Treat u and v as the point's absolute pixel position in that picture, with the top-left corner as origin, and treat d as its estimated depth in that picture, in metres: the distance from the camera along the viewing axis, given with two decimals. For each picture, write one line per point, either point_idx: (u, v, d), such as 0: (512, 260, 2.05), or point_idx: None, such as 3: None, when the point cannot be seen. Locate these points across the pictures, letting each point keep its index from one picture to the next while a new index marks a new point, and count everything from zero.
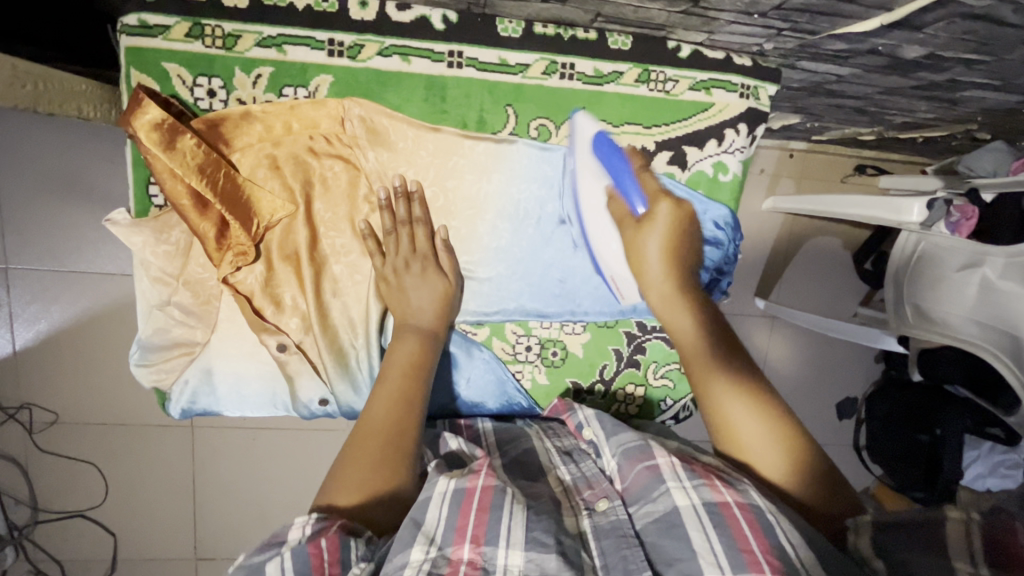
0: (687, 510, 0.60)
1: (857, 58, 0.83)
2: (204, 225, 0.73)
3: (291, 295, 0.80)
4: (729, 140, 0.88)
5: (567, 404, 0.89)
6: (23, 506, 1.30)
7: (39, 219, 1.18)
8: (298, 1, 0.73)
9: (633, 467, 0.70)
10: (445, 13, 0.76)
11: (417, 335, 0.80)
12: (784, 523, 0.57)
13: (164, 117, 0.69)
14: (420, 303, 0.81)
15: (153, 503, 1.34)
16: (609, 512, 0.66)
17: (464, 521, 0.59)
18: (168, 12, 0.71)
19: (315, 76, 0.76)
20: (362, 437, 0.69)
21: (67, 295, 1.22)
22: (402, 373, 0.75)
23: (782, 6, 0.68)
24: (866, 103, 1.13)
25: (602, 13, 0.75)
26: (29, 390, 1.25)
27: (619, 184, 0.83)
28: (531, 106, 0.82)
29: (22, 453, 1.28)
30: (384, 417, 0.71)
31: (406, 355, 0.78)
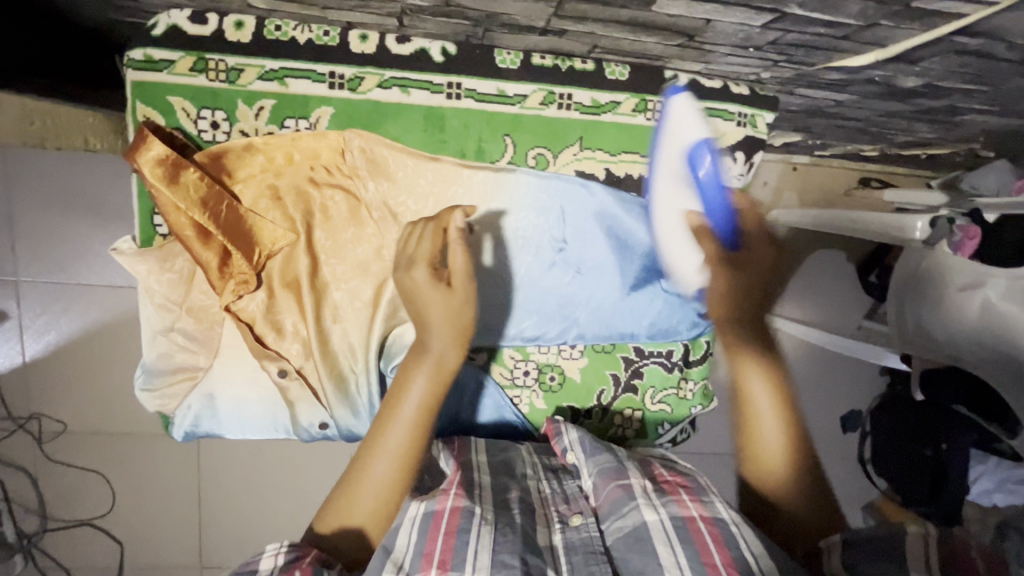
0: (656, 526, 0.62)
1: (853, 86, 0.83)
2: (205, 254, 0.75)
3: (292, 323, 0.82)
4: (727, 167, 0.88)
5: (553, 426, 0.86)
6: (31, 514, 1.32)
7: (53, 233, 1.21)
8: (300, 35, 0.75)
9: (606, 484, 0.71)
10: (444, 45, 0.78)
11: (426, 367, 0.74)
12: (744, 531, 0.61)
13: (167, 152, 0.71)
14: (433, 324, 0.75)
15: (158, 512, 1.36)
16: (581, 529, 0.66)
17: (432, 545, 0.60)
18: (173, 47, 0.73)
19: (316, 107, 0.77)
20: (357, 488, 0.68)
21: (78, 307, 1.25)
22: (413, 421, 0.72)
23: (776, 41, 0.68)
24: (867, 124, 1.13)
25: (598, 45, 0.76)
26: (38, 399, 1.28)
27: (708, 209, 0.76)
28: (529, 136, 0.83)
29: (32, 461, 1.31)
30: (384, 473, 0.69)
31: (419, 398, 0.73)
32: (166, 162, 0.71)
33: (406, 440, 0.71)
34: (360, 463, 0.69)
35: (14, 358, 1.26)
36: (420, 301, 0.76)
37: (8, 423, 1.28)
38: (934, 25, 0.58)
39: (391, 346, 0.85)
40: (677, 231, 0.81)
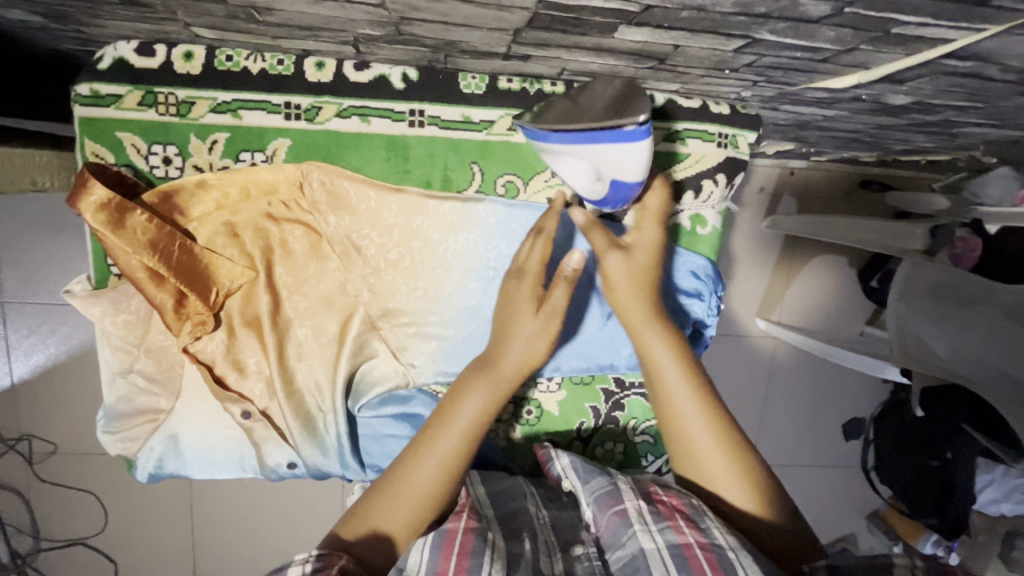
0: (653, 555, 0.60)
1: (840, 104, 0.79)
2: (157, 296, 0.71)
3: (254, 362, 0.79)
4: (707, 191, 0.84)
5: (543, 452, 0.84)
6: (25, 534, 1.34)
7: (37, 256, 1.22)
8: (252, 66, 0.72)
9: (604, 512, 0.68)
10: (405, 70, 0.74)
11: (487, 381, 0.69)
12: (743, 556, 0.57)
13: (110, 195, 0.67)
14: (516, 335, 0.70)
15: (145, 535, 1.36)
16: (583, 558, 0.65)
17: (446, 565, 0.59)
18: (119, 81, 0.70)
19: (273, 140, 0.74)
20: (395, 493, 0.63)
21: (62, 330, 1.26)
22: (467, 433, 0.66)
23: (753, 64, 0.64)
24: (862, 134, 1.08)
25: (567, 68, 0.72)
26: (28, 420, 1.29)
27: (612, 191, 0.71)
28: (496, 163, 0.79)
29: (23, 481, 1.32)
30: (428, 485, 0.63)
31: (473, 410, 0.67)
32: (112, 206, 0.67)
33: (454, 454, 0.65)
34: (409, 463, 0.64)
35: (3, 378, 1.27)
36: (509, 315, 0.72)
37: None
38: (917, 49, 0.54)
39: (359, 382, 0.83)
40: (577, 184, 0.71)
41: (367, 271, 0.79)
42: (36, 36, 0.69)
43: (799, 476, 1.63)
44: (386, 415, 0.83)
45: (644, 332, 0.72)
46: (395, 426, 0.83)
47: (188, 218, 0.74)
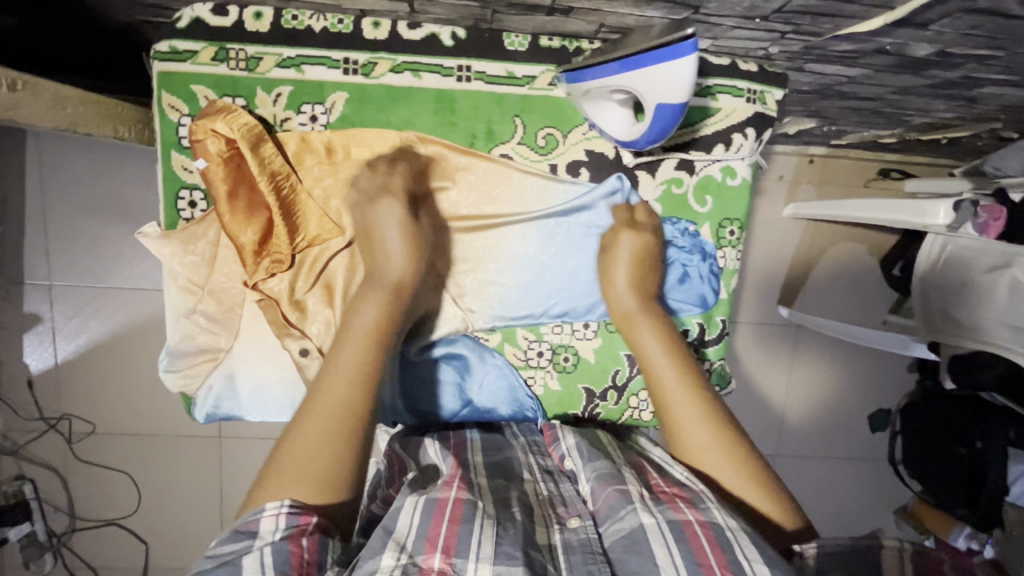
0: (652, 529, 0.60)
1: (865, 58, 0.83)
2: (249, 234, 0.78)
3: (317, 307, 0.83)
4: (737, 144, 0.87)
5: (552, 429, 0.85)
6: (62, 514, 1.43)
7: (89, 241, 1.33)
8: (315, 24, 0.78)
9: (604, 488, 0.68)
10: (453, 30, 0.80)
11: (380, 293, 0.73)
12: (742, 540, 0.58)
13: (251, 126, 0.76)
14: (393, 252, 0.75)
15: (176, 512, 1.45)
16: (579, 530, 0.64)
17: (435, 531, 0.58)
18: (195, 39, 0.77)
19: (331, 93, 0.80)
20: (304, 436, 0.63)
21: (105, 310, 1.36)
22: (362, 343, 0.69)
23: (782, 9, 0.69)
24: (883, 105, 1.12)
25: (605, 24, 0.77)
26: (67, 401, 1.39)
27: (651, 129, 0.74)
28: (537, 116, 0.84)
29: (62, 460, 1.41)
30: (342, 397, 0.66)
31: (367, 322, 0.71)
32: (229, 141, 0.76)
33: (357, 362, 0.68)
34: (312, 401, 0.65)
35: (47, 360, 1.37)
36: (380, 239, 0.76)
37: (40, 423, 1.39)
38: None
39: (420, 330, 0.86)
40: (624, 127, 0.77)
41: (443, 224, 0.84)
42: (113, 12, 0.77)
43: (822, 467, 1.61)
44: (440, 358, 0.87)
45: (629, 322, 0.82)
46: (446, 370, 0.88)
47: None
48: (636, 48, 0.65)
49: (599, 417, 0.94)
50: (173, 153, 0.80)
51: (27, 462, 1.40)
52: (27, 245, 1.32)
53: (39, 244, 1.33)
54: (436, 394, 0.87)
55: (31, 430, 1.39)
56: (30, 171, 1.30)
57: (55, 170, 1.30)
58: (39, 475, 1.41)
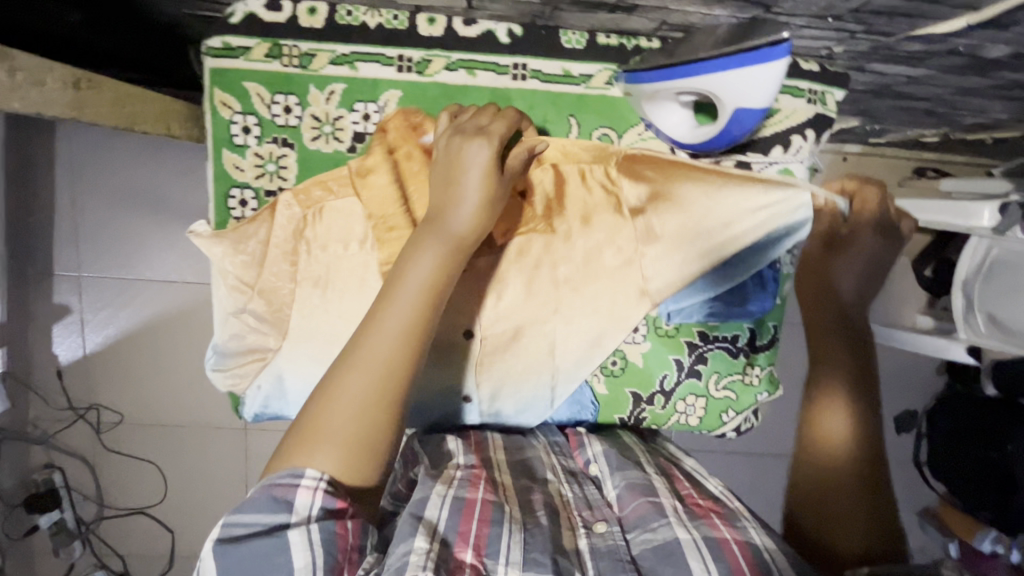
0: (688, 543, 0.59)
1: (934, 59, 0.80)
2: (318, 229, 0.79)
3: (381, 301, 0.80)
4: (796, 147, 0.85)
5: (578, 438, 0.85)
6: (90, 502, 1.45)
7: (118, 233, 1.32)
8: (370, 20, 0.76)
9: (635, 498, 0.68)
10: (510, 26, 0.78)
11: (441, 244, 0.63)
12: (778, 559, 0.57)
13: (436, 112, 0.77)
14: (464, 200, 0.65)
15: (202, 503, 1.46)
16: (607, 536, 0.63)
17: (467, 526, 0.58)
18: (248, 34, 0.75)
19: (385, 90, 0.78)
20: (343, 391, 0.56)
21: (133, 303, 1.35)
22: (417, 298, 0.60)
23: (859, 9, 0.66)
24: (935, 104, 1.09)
25: (667, 21, 0.75)
26: (96, 391, 1.40)
27: (725, 135, 0.73)
28: (593, 117, 0.82)
29: (91, 450, 1.42)
30: (388, 353, 0.58)
31: (426, 273, 0.61)
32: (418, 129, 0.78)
33: (412, 317, 0.59)
34: (353, 353, 0.58)
35: (76, 350, 1.38)
36: (458, 179, 0.67)
37: (69, 413, 1.40)
38: None
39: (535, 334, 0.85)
40: (692, 133, 0.76)
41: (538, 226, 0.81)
42: (162, 6, 0.75)
43: None
44: (509, 364, 0.83)
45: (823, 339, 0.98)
46: (513, 377, 0.84)
47: (325, 164, 0.80)
48: (723, 49, 0.63)
49: (644, 421, 0.92)
50: (225, 151, 0.79)
51: (57, 451, 1.41)
52: (57, 236, 1.32)
53: (68, 236, 1.33)
54: (495, 400, 0.84)
55: (61, 419, 1.40)
56: (60, 163, 1.30)
57: (85, 161, 1.30)
58: (68, 464, 1.42)
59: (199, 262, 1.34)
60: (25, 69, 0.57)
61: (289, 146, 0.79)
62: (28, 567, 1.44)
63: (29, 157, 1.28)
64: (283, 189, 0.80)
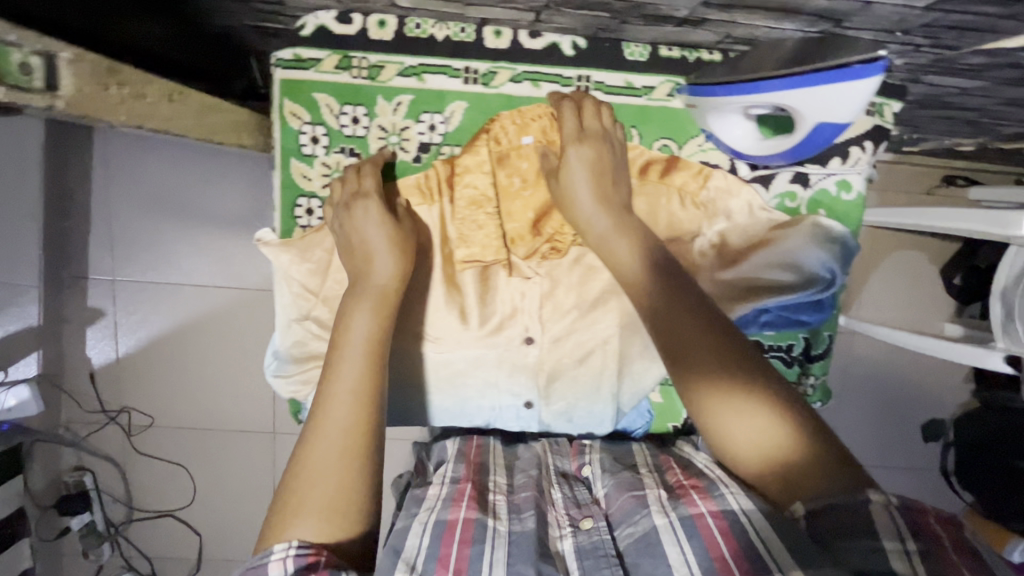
0: (664, 528, 0.59)
1: (992, 71, 0.80)
2: None
3: (461, 301, 0.84)
4: (854, 158, 0.85)
5: (578, 449, 0.82)
6: (119, 504, 1.45)
7: (153, 238, 1.33)
8: (438, 32, 0.77)
9: (621, 493, 0.68)
10: (574, 39, 0.79)
11: (369, 300, 0.70)
12: (758, 525, 0.54)
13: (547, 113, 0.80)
14: (377, 252, 0.74)
15: (227, 506, 1.45)
16: (593, 532, 0.63)
17: (447, 550, 0.58)
18: (319, 47, 0.77)
19: (451, 102, 0.80)
20: (315, 466, 0.57)
21: (165, 306, 1.36)
22: (364, 357, 0.65)
23: (931, 24, 0.66)
24: (978, 114, 1.09)
25: (731, 35, 0.75)
26: (127, 395, 1.40)
27: (807, 141, 0.75)
28: (654, 127, 0.83)
29: (121, 453, 1.43)
30: (347, 415, 0.61)
31: (364, 331, 0.68)
32: (517, 130, 0.81)
33: (361, 373, 0.64)
34: (315, 427, 0.60)
35: (108, 353, 1.39)
36: (363, 246, 0.74)
37: (100, 416, 1.41)
38: None
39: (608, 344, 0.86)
40: (761, 143, 0.78)
41: (540, 247, 0.83)
42: (227, 18, 0.76)
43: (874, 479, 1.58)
44: (571, 373, 0.86)
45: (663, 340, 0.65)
46: (573, 386, 0.86)
47: (393, 172, 0.82)
48: (795, 69, 0.64)
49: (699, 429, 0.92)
50: (293, 161, 0.81)
51: (87, 454, 1.42)
52: (92, 240, 1.34)
53: (103, 240, 1.34)
54: (557, 406, 0.86)
55: (92, 422, 1.41)
56: (97, 168, 1.31)
57: (123, 166, 1.32)
58: (98, 466, 1.43)
59: (233, 267, 1.35)
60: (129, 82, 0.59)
61: (355, 156, 0.81)
62: (58, 567, 1.45)
63: (67, 162, 1.30)
64: None
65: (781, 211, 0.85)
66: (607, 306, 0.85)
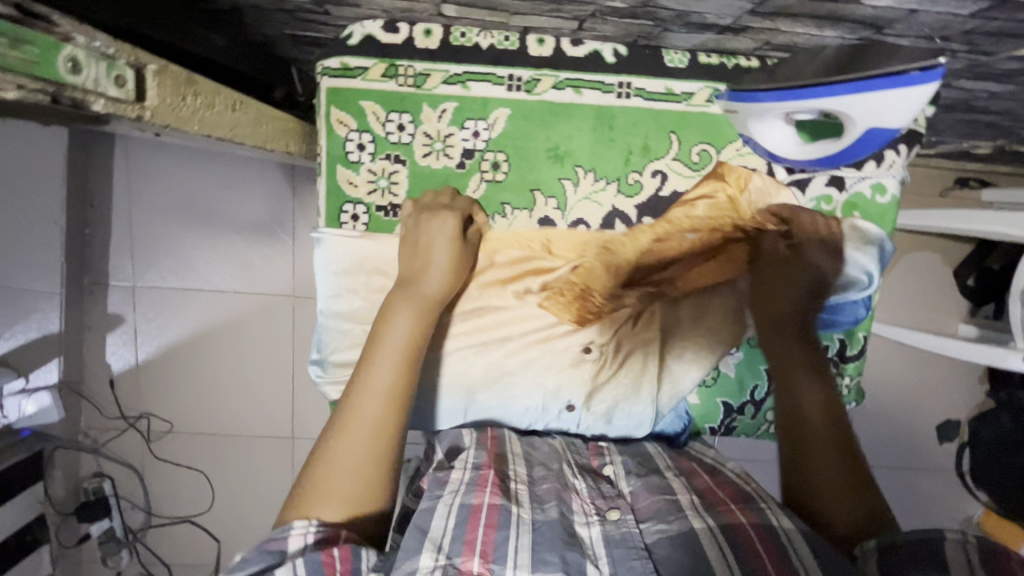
0: (704, 532, 0.59)
1: (1023, 76, 0.82)
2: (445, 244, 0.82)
3: (510, 308, 0.83)
4: (889, 161, 0.86)
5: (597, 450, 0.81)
6: (138, 510, 1.46)
7: (175, 243, 1.34)
8: (482, 41, 0.79)
9: (650, 496, 0.67)
10: (615, 47, 0.81)
11: (412, 305, 0.71)
12: (796, 542, 0.57)
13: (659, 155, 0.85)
14: (435, 265, 0.75)
15: (246, 512, 1.45)
16: (620, 523, 0.63)
17: (474, 534, 0.56)
18: (367, 55, 0.78)
19: (495, 109, 0.82)
20: (337, 459, 0.60)
21: (186, 312, 1.37)
22: (397, 360, 0.66)
23: (971, 30, 0.68)
24: (1000, 118, 1.11)
25: (770, 41, 0.77)
26: (148, 400, 1.41)
27: (856, 145, 0.76)
28: (693, 132, 0.84)
29: (141, 459, 1.43)
30: (375, 413, 0.63)
31: (404, 333, 0.69)
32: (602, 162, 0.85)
33: (394, 374, 0.65)
34: (342, 418, 0.62)
35: (128, 359, 1.39)
36: (427, 249, 0.76)
37: (121, 422, 1.42)
38: None
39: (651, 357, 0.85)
40: (805, 147, 0.80)
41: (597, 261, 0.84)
42: (271, 27, 0.78)
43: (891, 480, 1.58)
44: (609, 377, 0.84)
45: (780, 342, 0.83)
46: (613, 390, 0.84)
47: (438, 178, 0.83)
48: (845, 76, 0.65)
49: (735, 429, 0.94)
50: (339, 167, 0.82)
51: (108, 459, 1.43)
52: (114, 246, 1.35)
53: (125, 247, 1.35)
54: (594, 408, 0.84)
55: (114, 427, 1.42)
56: (118, 174, 1.32)
57: (145, 173, 1.32)
58: (118, 472, 1.44)
59: (255, 273, 1.36)
60: (205, 92, 0.64)
61: (401, 163, 0.82)
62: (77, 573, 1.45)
63: (91, 169, 1.31)
64: (394, 204, 0.83)
65: (819, 213, 0.85)
66: (657, 314, 0.85)
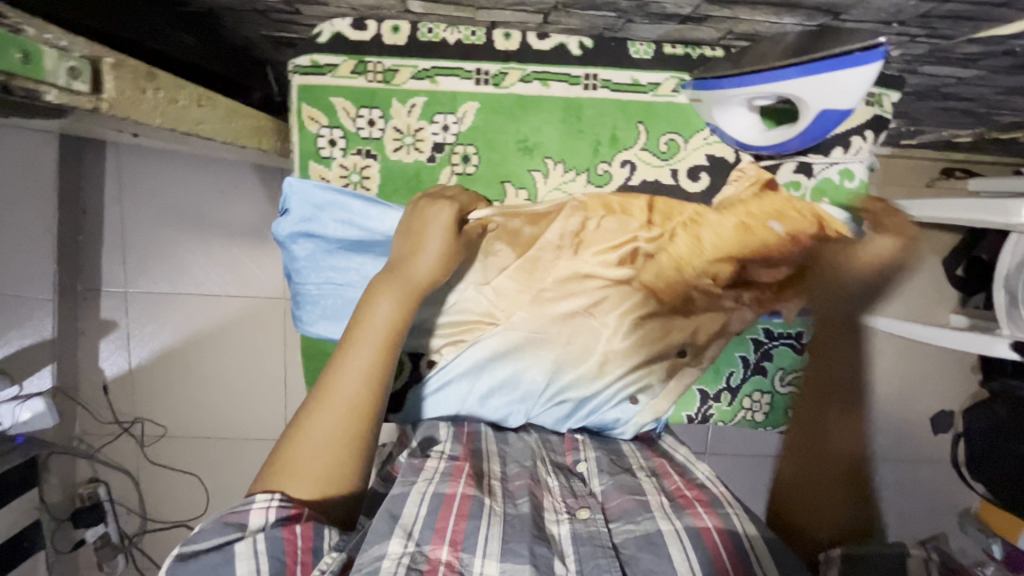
0: (670, 534, 0.59)
1: (986, 60, 0.82)
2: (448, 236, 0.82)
3: (505, 293, 0.82)
4: (856, 147, 0.87)
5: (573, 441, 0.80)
6: (133, 516, 1.46)
7: (165, 248, 1.35)
8: (449, 36, 0.81)
9: (620, 495, 0.67)
10: (581, 39, 0.82)
11: (398, 289, 0.70)
12: (759, 551, 0.57)
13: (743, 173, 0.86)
14: (426, 253, 0.74)
15: None
16: (589, 522, 0.62)
17: (443, 523, 0.57)
18: (336, 52, 0.80)
19: (463, 103, 0.83)
20: (311, 436, 0.61)
21: (177, 316, 1.38)
22: (377, 345, 0.66)
23: (925, 14, 0.69)
24: (975, 105, 1.11)
25: (732, 31, 0.78)
26: (141, 404, 1.42)
27: (813, 128, 0.77)
28: (660, 123, 0.86)
29: (136, 465, 1.44)
30: (354, 394, 0.64)
31: (385, 318, 0.68)
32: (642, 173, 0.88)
33: (373, 359, 0.66)
34: (318, 395, 0.63)
35: (121, 365, 1.40)
36: (422, 234, 0.75)
37: (114, 427, 1.42)
38: None
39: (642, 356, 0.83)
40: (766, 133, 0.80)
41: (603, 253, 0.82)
42: (243, 29, 0.79)
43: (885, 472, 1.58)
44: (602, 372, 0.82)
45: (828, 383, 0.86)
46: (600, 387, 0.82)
47: (410, 172, 0.84)
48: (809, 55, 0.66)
49: (712, 418, 0.94)
50: (312, 163, 0.84)
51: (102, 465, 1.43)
52: (105, 254, 1.35)
53: (115, 253, 1.36)
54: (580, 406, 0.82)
55: (107, 433, 1.43)
56: (109, 177, 1.33)
57: (132, 178, 1.33)
58: (113, 478, 1.44)
59: (243, 275, 1.37)
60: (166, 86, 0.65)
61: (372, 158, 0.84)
62: None
63: (80, 176, 1.32)
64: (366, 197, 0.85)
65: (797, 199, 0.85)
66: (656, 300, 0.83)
